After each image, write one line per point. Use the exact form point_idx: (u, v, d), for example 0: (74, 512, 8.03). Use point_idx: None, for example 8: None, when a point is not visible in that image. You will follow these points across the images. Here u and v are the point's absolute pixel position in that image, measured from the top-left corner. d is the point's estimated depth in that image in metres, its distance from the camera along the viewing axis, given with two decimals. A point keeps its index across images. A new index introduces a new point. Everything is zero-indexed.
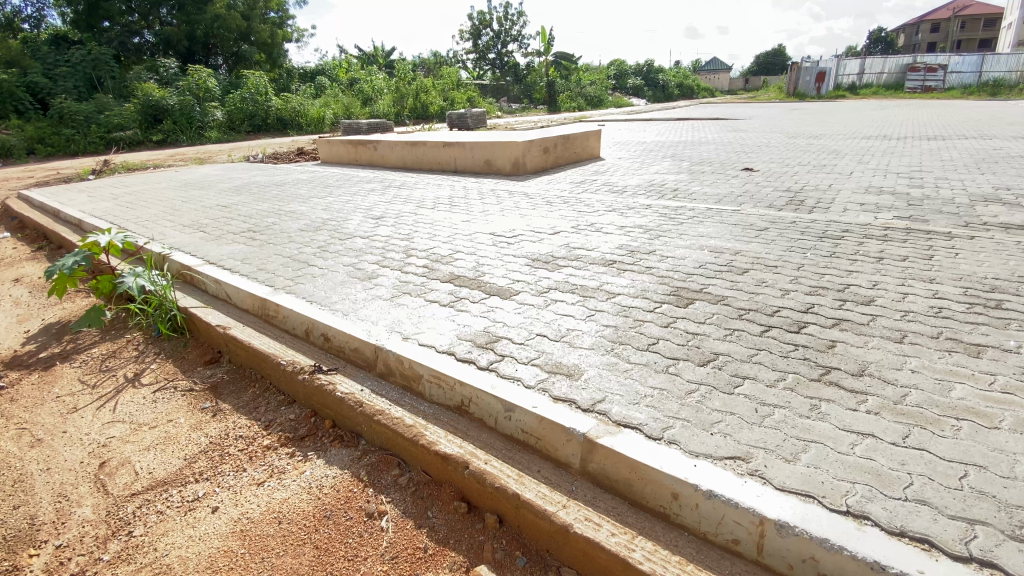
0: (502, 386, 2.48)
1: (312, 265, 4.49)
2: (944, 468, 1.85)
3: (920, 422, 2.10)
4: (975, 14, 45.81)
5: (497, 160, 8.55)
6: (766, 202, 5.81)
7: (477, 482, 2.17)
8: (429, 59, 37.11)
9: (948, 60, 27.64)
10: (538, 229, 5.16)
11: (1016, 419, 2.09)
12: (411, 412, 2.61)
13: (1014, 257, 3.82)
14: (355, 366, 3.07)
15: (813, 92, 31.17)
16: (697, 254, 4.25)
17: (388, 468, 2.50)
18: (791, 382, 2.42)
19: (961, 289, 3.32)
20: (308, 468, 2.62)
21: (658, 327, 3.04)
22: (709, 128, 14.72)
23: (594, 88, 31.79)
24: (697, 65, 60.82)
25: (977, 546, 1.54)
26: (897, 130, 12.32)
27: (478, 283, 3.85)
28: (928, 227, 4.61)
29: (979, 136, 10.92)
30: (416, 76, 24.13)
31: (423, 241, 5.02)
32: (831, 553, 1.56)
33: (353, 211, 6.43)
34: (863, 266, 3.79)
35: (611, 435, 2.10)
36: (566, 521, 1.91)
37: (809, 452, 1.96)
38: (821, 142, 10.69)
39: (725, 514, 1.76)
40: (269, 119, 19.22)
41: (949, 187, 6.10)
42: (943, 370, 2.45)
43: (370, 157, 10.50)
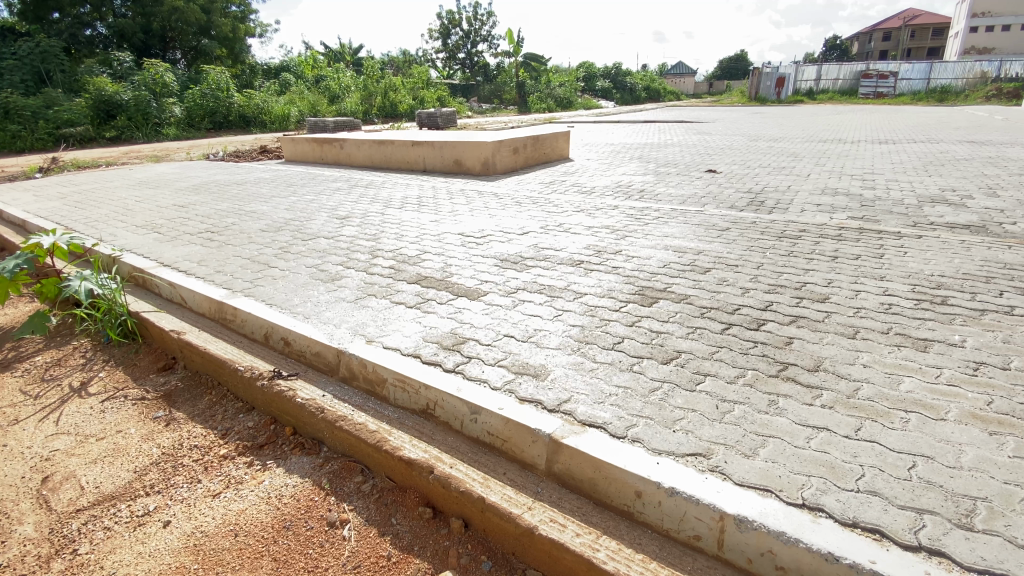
0: (467, 388, 2.44)
1: (273, 267, 4.34)
2: (893, 459, 1.92)
3: (871, 415, 2.17)
4: (923, 24, 48.15)
5: (466, 160, 8.51)
6: (729, 203, 5.96)
7: (442, 486, 2.12)
8: (397, 58, 36.68)
9: (898, 67, 29.00)
10: (506, 230, 5.15)
11: (961, 410, 2.19)
12: (374, 417, 2.54)
13: (958, 256, 4.02)
14: (316, 370, 2.98)
15: (773, 97, 32.20)
16: (662, 254, 4.31)
17: (350, 475, 2.43)
18: (751, 378, 2.47)
19: (909, 286, 3.47)
20: (267, 477, 2.52)
21: (623, 326, 3.06)
22: (675, 131, 15.03)
23: (565, 89, 31.92)
24: (663, 69, 62.07)
25: (926, 535, 1.60)
26: (853, 135, 12.82)
27: (445, 284, 3.81)
28: (879, 226, 4.82)
29: (926, 140, 11.50)
30: (385, 75, 23.78)
31: (390, 241, 4.93)
32: (788, 546, 1.60)
33: (319, 211, 6.28)
34: (820, 264, 3.92)
35: (576, 434, 2.09)
36: (531, 523, 1.90)
37: (767, 447, 2.00)
38: (781, 145, 11.05)
39: (687, 511, 1.77)
40: (231, 117, 18.60)
41: (898, 188, 6.39)
42: (892, 364, 2.55)
43: (337, 156, 10.27)
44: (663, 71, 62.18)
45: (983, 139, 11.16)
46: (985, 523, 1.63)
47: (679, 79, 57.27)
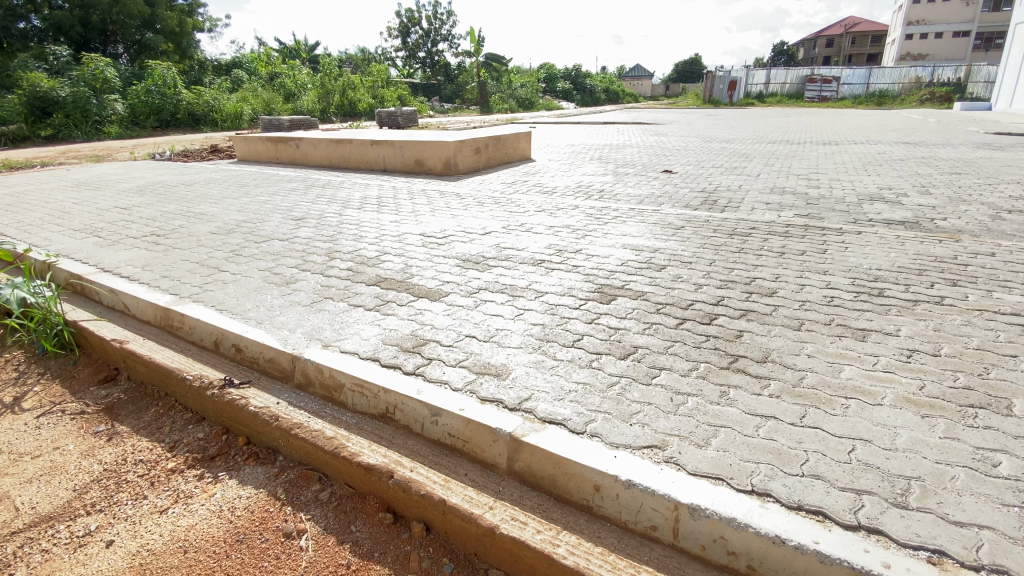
0: (428, 390, 2.41)
1: (223, 271, 4.17)
2: (835, 443, 2.02)
3: (815, 402, 2.28)
4: (863, 32, 50.97)
5: (428, 160, 8.43)
6: (684, 202, 6.14)
7: (402, 490, 2.09)
8: (355, 56, 35.96)
9: (840, 73, 30.58)
10: (468, 230, 5.13)
11: (895, 395, 2.32)
12: (332, 423, 2.48)
13: (893, 250, 4.27)
14: (270, 377, 2.88)
15: (726, 101, 33.48)
16: (620, 252, 4.38)
17: (308, 484, 2.36)
18: (704, 371, 2.55)
19: (849, 279, 3.66)
20: (218, 489, 2.41)
21: (583, 324, 3.10)
22: (633, 132, 15.35)
23: (526, 91, 32.15)
24: (622, 70, 63.31)
25: (864, 514, 1.69)
26: (800, 136, 13.45)
27: (405, 285, 3.75)
28: (823, 223, 5.06)
29: (866, 141, 12.15)
30: (343, 72, 23.30)
31: (348, 243, 4.82)
32: (738, 531, 1.65)
33: (274, 212, 6.07)
34: (768, 260, 4.08)
35: (536, 432, 2.10)
36: (492, 523, 1.89)
37: (719, 436, 2.07)
38: (733, 146, 11.46)
39: (643, 502, 1.81)
40: (179, 115, 17.69)
41: (840, 187, 6.74)
42: (834, 353, 2.68)
43: (292, 155, 9.98)
44: (622, 73, 63.41)
45: (918, 141, 11.88)
46: (919, 501, 1.74)
47: (638, 82, 58.59)
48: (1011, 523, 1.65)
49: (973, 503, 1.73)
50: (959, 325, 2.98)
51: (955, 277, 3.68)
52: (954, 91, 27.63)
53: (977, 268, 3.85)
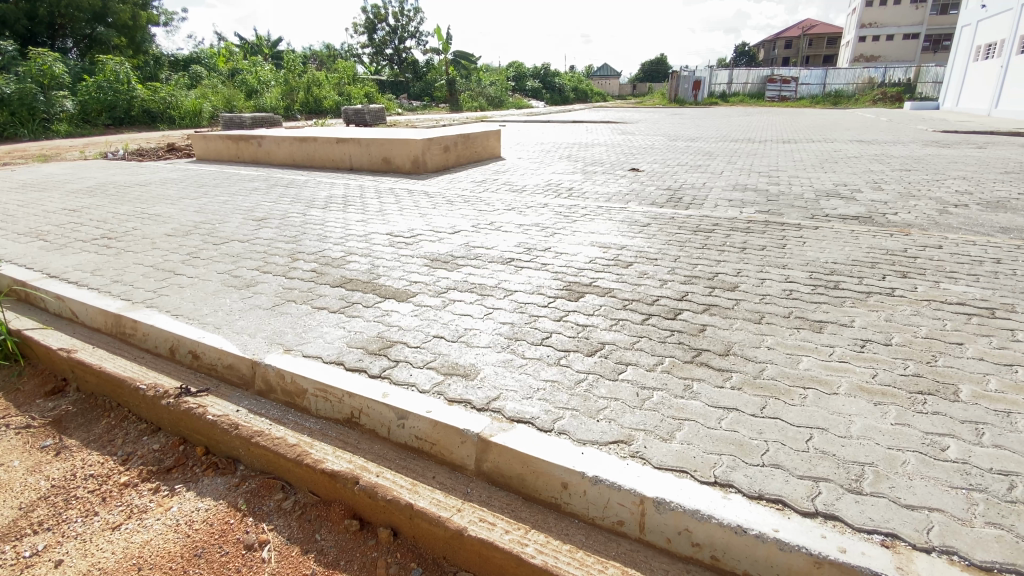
0: (394, 393, 2.37)
1: (179, 274, 4.01)
2: (793, 433, 2.08)
3: (775, 393, 2.34)
4: (820, 34, 52.85)
5: (395, 158, 8.31)
6: (650, 199, 6.23)
7: (368, 496, 2.04)
8: (320, 52, 35.19)
9: (798, 73, 31.64)
10: (436, 229, 5.07)
11: (850, 384, 2.41)
12: (294, 430, 2.41)
13: (848, 244, 4.44)
14: (229, 384, 2.78)
15: (691, 100, 34.23)
16: (588, 250, 4.41)
17: (270, 493, 2.28)
18: (669, 365, 2.59)
19: (807, 273, 3.78)
20: (175, 503, 2.30)
21: (552, 322, 3.11)
22: (602, 130, 15.49)
23: (495, 88, 32.02)
24: (591, 69, 63.96)
25: (822, 501, 1.73)
26: (761, 135, 13.86)
27: (371, 286, 3.68)
28: (782, 219, 5.21)
29: (824, 139, 12.57)
30: (308, 68, 22.76)
31: (312, 243, 4.70)
32: (702, 523, 1.68)
33: (234, 213, 5.87)
34: (731, 256, 4.18)
35: (503, 431, 2.09)
36: (460, 525, 1.87)
37: (683, 429, 2.10)
38: (697, 144, 11.72)
39: (609, 498, 1.83)
40: (133, 112, 16.94)
41: (799, 184, 6.97)
42: (793, 345, 2.76)
43: (255, 154, 9.68)
44: (590, 73, 64.10)
45: (871, 139, 12.37)
46: (872, 486, 1.80)
47: (605, 81, 59.31)
48: (958, 504, 1.73)
49: (923, 486, 1.80)
50: (909, 315, 3.11)
51: (905, 269, 3.85)
52: (905, 91, 28.94)
53: (925, 260, 4.03)
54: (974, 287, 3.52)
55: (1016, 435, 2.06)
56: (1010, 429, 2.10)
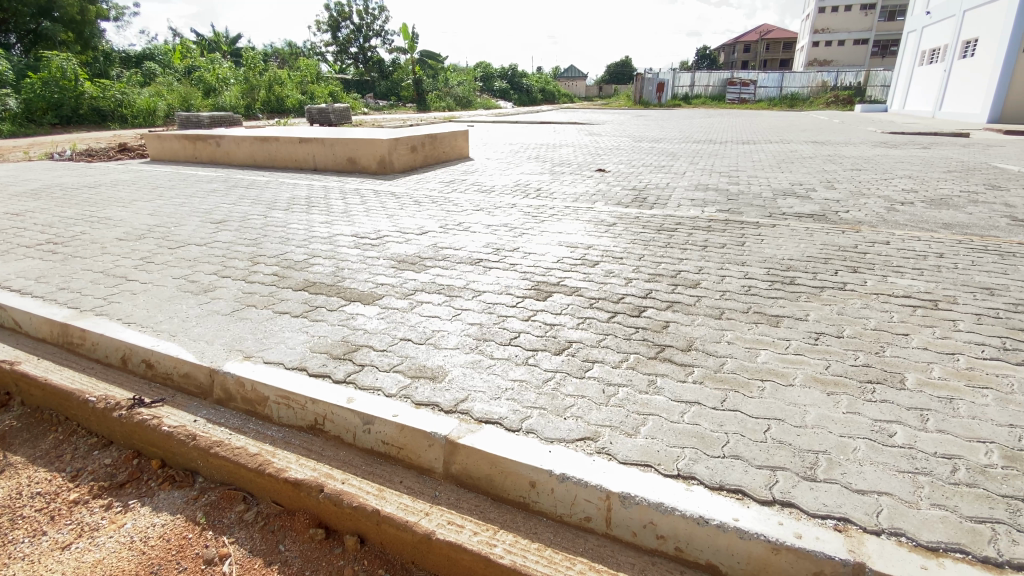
0: (359, 398, 2.33)
1: (131, 280, 3.84)
2: (752, 424, 2.14)
3: (734, 386, 2.41)
4: (777, 39, 54.81)
5: (361, 158, 8.18)
6: (616, 199, 6.33)
7: (334, 503, 2.00)
8: (282, 51, 34.40)
9: (757, 76, 32.75)
10: (402, 230, 5.01)
11: (804, 375, 2.51)
12: (256, 439, 2.34)
13: (803, 241, 4.63)
14: (186, 394, 2.68)
15: (655, 101, 34.99)
16: (556, 250, 4.45)
17: (231, 505, 2.19)
18: (634, 362, 2.63)
19: (765, 269, 3.91)
20: (129, 518, 2.16)
21: (520, 322, 3.12)
22: (569, 131, 15.65)
23: (463, 88, 31.89)
24: (558, 70, 64.56)
25: (779, 489, 1.80)
26: (721, 136, 14.29)
27: (336, 288, 3.61)
28: (742, 218, 5.38)
29: (781, 140, 13.06)
30: (269, 66, 22.16)
31: (274, 246, 4.58)
32: (665, 515, 1.72)
33: (191, 216, 5.66)
34: (693, 254, 4.29)
35: (471, 433, 2.08)
36: (428, 529, 1.85)
37: (647, 424, 2.14)
38: (662, 145, 11.99)
39: (576, 494, 1.85)
40: (81, 110, 16.12)
41: (757, 183, 7.21)
42: (752, 339, 2.85)
43: (213, 154, 9.36)
44: (557, 74, 64.72)
45: (825, 140, 12.90)
46: (826, 473, 1.88)
47: (572, 82, 59.90)
48: (905, 487, 1.82)
49: (872, 471, 1.88)
50: (859, 308, 3.26)
51: (856, 264, 4.03)
52: (856, 93, 30.34)
53: (874, 255, 4.23)
54: (918, 280, 3.71)
55: (957, 419, 2.19)
56: (951, 414, 2.22)
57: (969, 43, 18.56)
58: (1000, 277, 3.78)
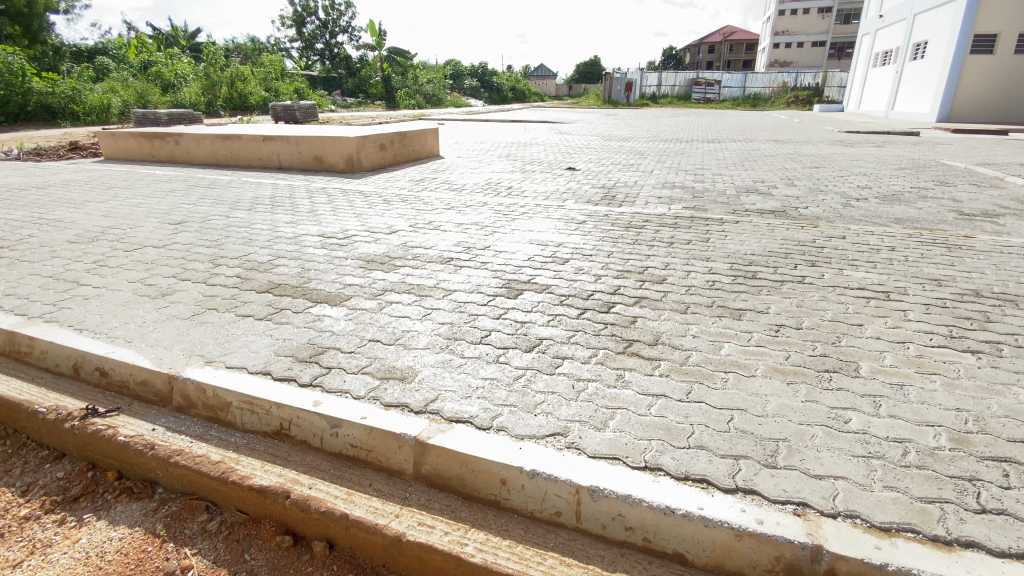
0: (326, 401, 2.29)
1: (84, 284, 3.67)
2: (716, 415, 2.20)
3: (699, 378, 2.48)
4: (740, 40, 56.28)
5: (328, 156, 8.02)
6: (586, 197, 6.39)
7: (301, 509, 1.96)
8: (244, 46, 33.36)
9: (721, 77, 33.54)
10: (371, 229, 4.94)
11: (765, 366, 2.59)
12: (218, 447, 2.27)
13: (764, 236, 4.78)
14: (144, 403, 2.58)
15: (623, 101, 35.49)
16: (526, 248, 4.47)
17: (193, 515, 2.11)
18: (603, 357, 2.67)
19: (728, 264, 4.02)
20: (83, 533, 2.05)
21: (490, 320, 3.12)
22: (540, 130, 15.71)
23: (432, 86, 31.61)
24: (528, 70, 64.77)
25: (742, 477, 1.85)
26: (688, 135, 14.59)
27: (303, 290, 3.53)
28: (707, 214, 5.51)
29: (744, 139, 13.41)
30: (231, 63, 21.48)
31: (237, 247, 4.45)
32: (633, 507, 1.75)
33: (148, 217, 5.44)
34: (660, 250, 4.36)
35: (441, 433, 2.07)
36: (398, 531, 1.83)
37: (616, 418, 2.17)
38: (630, 144, 12.17)
39: (547, 490, 1.86)
40: (28, 107, 15.27)
41: (722, 181, 7.39)
42: (716, 332, 2.93)
43: (172, 152, 9.02)
44: (527, 73, 64.89)
45: (785, 139, 13.32)
46: (786, 460, 1.94)
47: (542, 81, 60.09)
48: (859, 471, 1.90)
49: (829, 457, 1.96)
50: (817, 300, 3.38)
51: (814, 258, 4.18)
52: (814, 94, 31.43)
53: (831, 249, 4.40)
54: (872, 273, 3.88)
55: (907, 404, 2.30)
56: (902, 399, 2.33)
57: (919, 45, 19.43)
58: (947, 269, 3.98)
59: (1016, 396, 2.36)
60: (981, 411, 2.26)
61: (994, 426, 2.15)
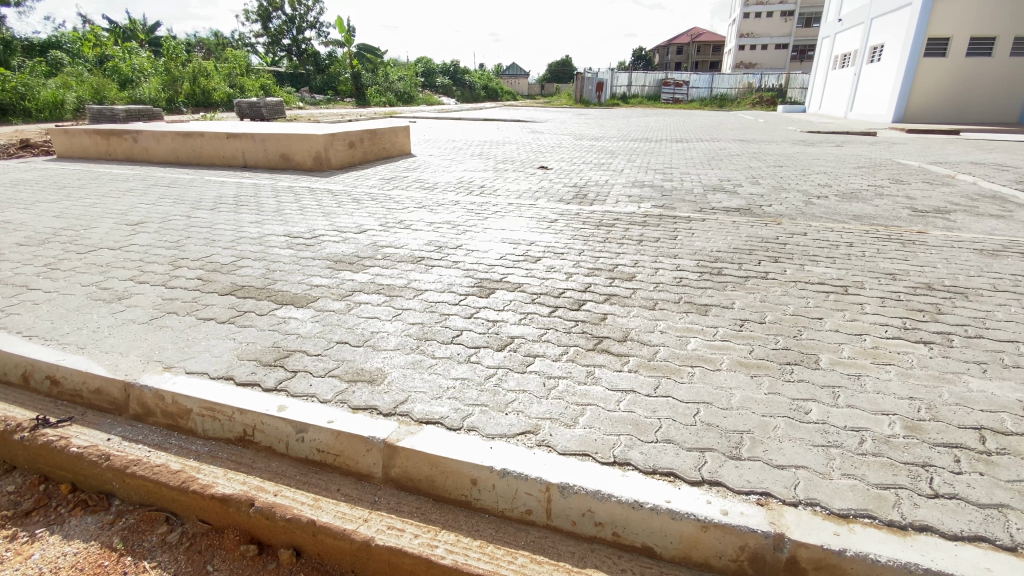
0: (292, 405, 2.24)
1: (33, 289, 3.49)
2: (683, 409, 2.25)
3: (666, 373, 2.52)
4: (707, 42, 57.50)
5: (295, 154, 7.84)
6: (557, 196, 6.43)
7: (266, 517, 1.90)
8: (207, 41, 32.32)
9: (689, 77, 34.22)
10: (340, 229, 4.85)
11: (730, 359, 2.66)
12: (179, 456, 2.19)
13: (730, 233, 4.90)
14: (99, 412, 2.46)
15: (594, 100, 35.87)
16: (498, 246, 4.46)
17: (152, 527, 2.02)
18: (573, 354, 2.69)
19: (695, 261, 4.11)
20: (33, 548, 1.93)
21: (462, 319, 3.10)
22: (512, 129, 15.73)
23: (404, 84, 31.27)
24: (500, 69, 64.75)
25: (708, 469, 1.89)
26: (658, 134, 14.84)
27: (267, 291, 3.44)
28: (675, 213, 5.62)
29: (711, 138, 13.71)
30: (193, 58, 20.79)
31: (199, 248, 4.30)
32: (602, 502, 1.77)
33: (103, 217, 5.21)
34: (629, 248, 4.42)
35: (411, 435, 2.05)
36: (367, 535, 1.80)
37: (586, 414, 2.19)
38: (601, 143, 12.31)
39: (517, 488, 1.86)
40: None
41: (689, 180, 7.54)
42: (683, 328, 2.99)
43: (129, 150, 8.68)
44: (499, 71, 64.81)
45: (750, 139, 13.68)
46: (749, 451, 1.99)
47: (515, 80, 60.17)
48: (819, 460, 1.96)
49: (791, 447, 2.02)
50: (780, 295, 3.48)
51: (776, 254, 4.31)
52: (778, 95, 32.39)
53: (793, 246, 4.54)
54: (831, 268, 4.02)
55: (865, 394, 2.39)
56: (859, 389, 2.42)
57: (876, 48, 20.22)
58: (901, 264, 4.15)
59: (965, 384, 2.48)
60: (932, 399, 2.36)
61: (944, 414, 2.26)
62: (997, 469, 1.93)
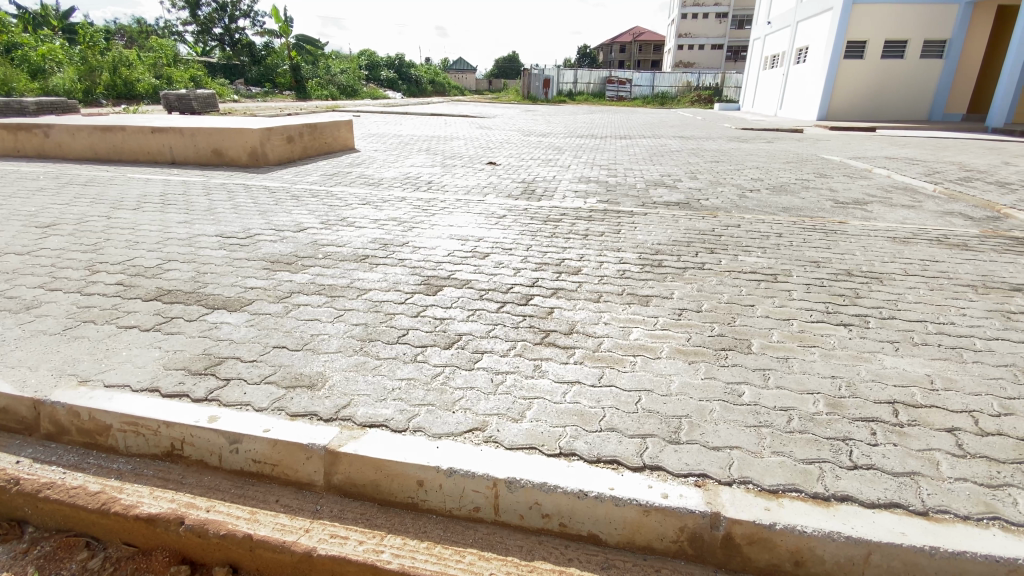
0: (224, 416, 2.12)
1: None
2: (625, 397, 2.31)
3: (610, 363, 2.58)
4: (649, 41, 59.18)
5: (228, 149, 7.43)
6: (505, 192, 6.43)
7: (198, 535, 1.80)
8: (129, 29, 30.03)
9: (632, 75, 35.10)
10: (279, 227, 4.64)
11: (670, 347, 2.76)
12: (100, 477, 2.03)
13: (671, 226, 5.07)
14: (4, 433, 2.24)
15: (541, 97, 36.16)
16: (446, 243, 4.41)
17: (70, 554, 1.86)
18: (520, 349, 2.70)
19: (637, 254, 4.23)
20: None
21: (407, 318, 3.04)
22: (460, 125, 15.60)
23: (347, 78, 30.32)
24: (446, 64, 63.95)
25: (649, 455, 1.95)
26: (603, 131, 15.17)
27: (197, 296, 3.25)
28: (619, 207, 5.76)
29: (653, 135, 14.15)
30: (112, 47, 19.26)
31: (119, 250, 4.00)
32: (549, 494, 1.79)
33: (8, 220, 4.73)
34: (575, 243, 4.49)
35: (353, 439, 1.99)
36: (309, 546, 1.74)
37: (532, 408, 2.21)
38: (548, 139, 12.43)
39: (464, 487, 1.85)
40: None
41: (633, 175, 7.76)
42: (626, 319, 3.07)
43: (40, 146, 7.94)
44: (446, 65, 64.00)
45: (690, 135, 14.23)
46: (688, 435, 2.07)
47: (462, 76, 59.66)
48: (751, 439, 2.07)
49: (726, 429, 2.12)
50: (716, 284, 3.65)
51: (713, 246, 4.50)
52: (715, 93, 33.81)
53: (728, 237, 4.77)
54: (763, 257, 4.25)
55: (791, 375, 2.55)
56: (787, 370, 2.58)
57: (803, 50, 21.50)
58: (825, 252, 4.45)
59: (880, 362, 2.70)
60: (851, 376, 2.55)
61: (863, 390, 2.44)
62: (908, 440, 2.10)
